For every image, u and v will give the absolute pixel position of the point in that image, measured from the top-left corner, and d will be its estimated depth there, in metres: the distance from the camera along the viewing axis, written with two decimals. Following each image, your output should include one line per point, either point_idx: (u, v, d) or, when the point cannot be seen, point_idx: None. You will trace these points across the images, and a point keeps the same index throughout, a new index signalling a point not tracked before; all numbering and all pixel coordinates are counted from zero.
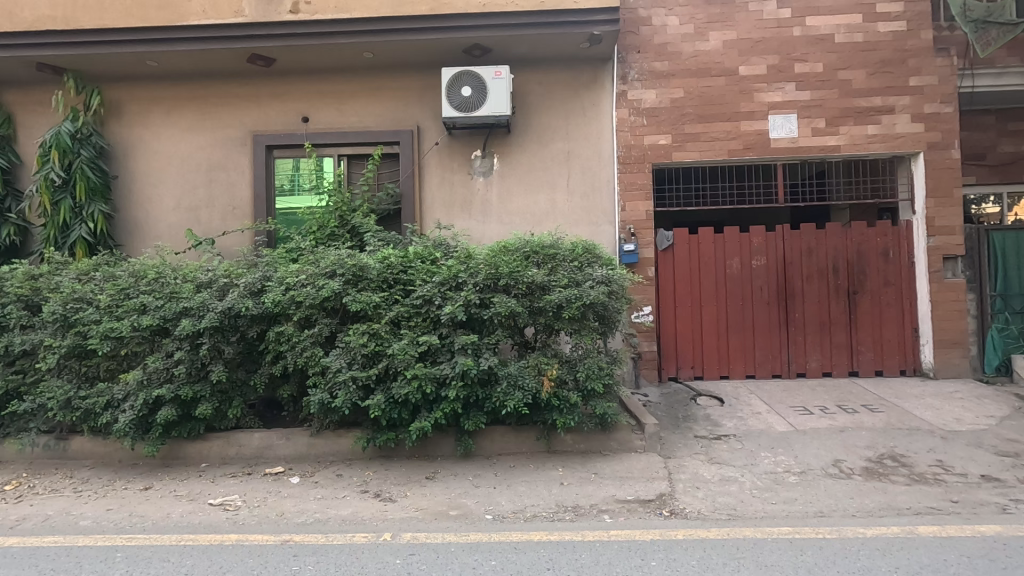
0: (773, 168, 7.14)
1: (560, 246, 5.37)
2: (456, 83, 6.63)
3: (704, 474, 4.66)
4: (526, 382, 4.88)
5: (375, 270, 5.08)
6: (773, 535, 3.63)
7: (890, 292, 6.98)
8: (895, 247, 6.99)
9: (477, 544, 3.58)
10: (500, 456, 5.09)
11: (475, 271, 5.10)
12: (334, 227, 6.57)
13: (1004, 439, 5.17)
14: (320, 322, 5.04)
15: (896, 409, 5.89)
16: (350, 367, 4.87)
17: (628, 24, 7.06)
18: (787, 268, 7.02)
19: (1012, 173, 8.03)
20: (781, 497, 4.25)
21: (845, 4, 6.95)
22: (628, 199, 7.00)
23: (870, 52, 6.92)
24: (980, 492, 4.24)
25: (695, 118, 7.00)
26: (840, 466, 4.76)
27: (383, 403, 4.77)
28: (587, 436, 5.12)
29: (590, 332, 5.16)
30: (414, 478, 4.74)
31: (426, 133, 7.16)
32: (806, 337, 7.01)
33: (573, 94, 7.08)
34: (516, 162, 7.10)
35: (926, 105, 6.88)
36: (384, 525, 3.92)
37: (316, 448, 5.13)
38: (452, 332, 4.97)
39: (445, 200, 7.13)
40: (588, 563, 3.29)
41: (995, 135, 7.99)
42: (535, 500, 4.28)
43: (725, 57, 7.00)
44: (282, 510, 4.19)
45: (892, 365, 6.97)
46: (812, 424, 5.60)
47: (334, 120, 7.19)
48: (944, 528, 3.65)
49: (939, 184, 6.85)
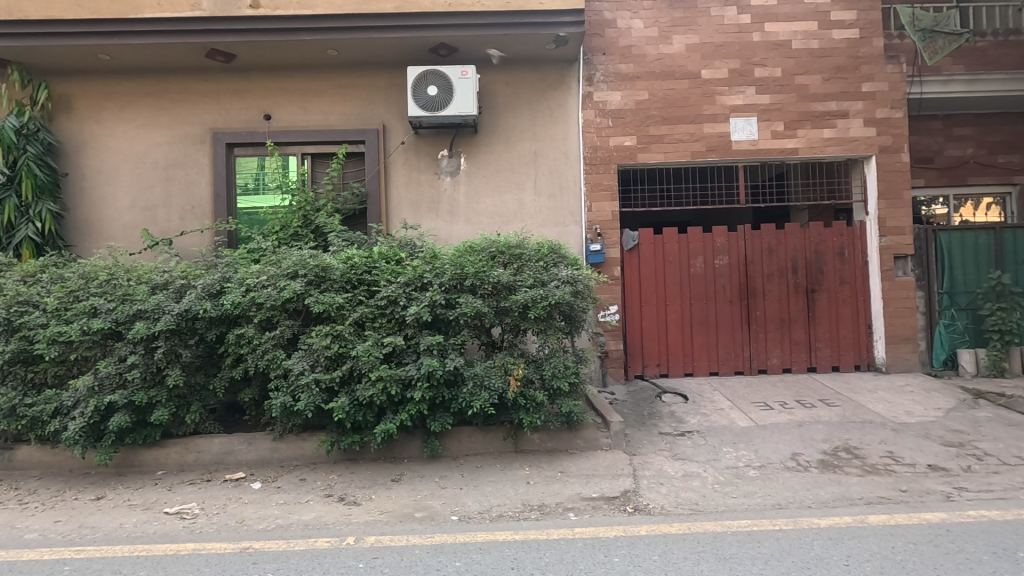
0: (735, 170, 7.32)
1: (526, 246, 5.39)
2: (422, 82, 6.59)
3: (668, 470, 4.75)
4: (493, 382, 4.87)
5: (338, 271, 5.01)
6: (732, 528, 3.72)
7: (845, 291, 7.23)
8: (850, 246, 7.24)
9: (441, 546, 3.56)
10: (467, 456, 5.08)
11: (441, 271, 5.07)
12: (297, 228, 6.46)
13: (951, 430, 5.41)
14: (282, 325, 4.95)
15: (851, 403, 6.11)
16: (314, 369, 4.80)
17: (594, 26, 7.14)
18: (748, 267, 7.20)
19: (958, 176, 8.40)
20: (741, 491, 4.36)
21: (802, 12, 7.17)
22: (595, 199, 7.07)
23: (825, 58, 7.15)
24: (927, 481, 4.44)
25: (660, 120, 7.12)
26: (797, 459, 4.91)
27: (347, 405, 4.71)
28: (553, 435, 5.15)
29: (557, 331, 5.18)
30: (380, 480, 4.70)
31: (392, 133, 7.09)
32: (767, 335, 7.20)
33: (540, 95, 7.12)
34: (483, 162, 7.10)
35: (878, 111, 7.15)
36: (347, 529, 3.87)
37: (279, 453, 5.02)
38: (418, 332, 4.93)
39: (412, 200, 7.07)
40: (551, 561, 3.31)
41: (942, 139, 8.36)
42: (502, 500, 4.29)
43: (688, 60, 7.14)
44: (242, 517, 4.09)
45: (848, 360, 7.22)
46: (772, 419, 5.76)
47: (298, 118, 7.05)
48: (893, 517, 3.81)
49: (891, 186, 7.13)
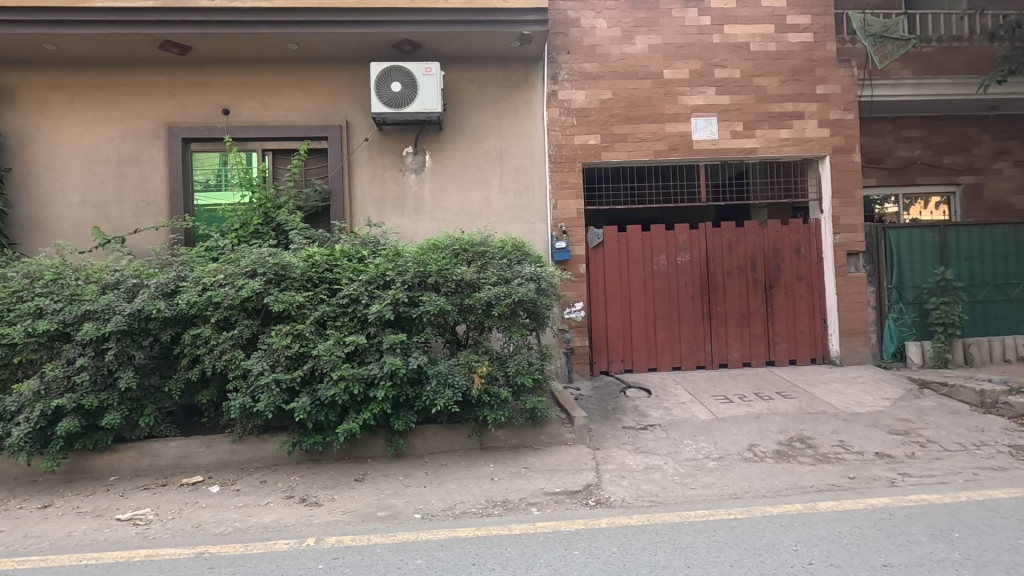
0: (696, 169, 7.47)
1: (489, 244, 5.39)
2: (385, 78, 6.52)
3: (630, 464, 4.84)
4: (456, 380, 4.87)
5: (299, 269, 4.94)
6: (690, 518, 3.82)
7: (802, 287, 7.47)
8: (806, 243, 7.48)
9: (404, 544, 3.56)
10: (432, 454, 5.07)
11: (403, 269, 5.04)
12: (257, 225, 6.34)
13: (897, 419, 5.66)
14: (240, 325, 4.85)
15: (806, 395, 6.34)
16: (274, 369, 4.73)
17: (558, 25, 7.18)
18: (709, 264, 7.38)
19: (907, 175, 8.76)
20: (700, 482, 4.47)
21: (760, 15, 7.37)
22: (560, 197, 7.13)
23: (782, 60, 7.36)
24: (874, 468, 4.64)
25: (623, 119, 7.22)
26: (754, 450, 5.06)
27: (309, 405, 4.66)
28: (518, 431, 5.18)
29: (521, 328, 5.20)
30: (342, 480, 4.65)
31: (355, 129, 7.00)
32: (728, 330, 7.39)
33: (505, 93, 7.13)
34: (448, 159, 7.07)
35: (831, 113, 7.40)
36: (308, 530, 3.83)
37: (238, 455, 4.92)
38: (381, 331, 4.90)
39: (377, 197, 7.00)
40: (512, 556, 3.33)
41: (891, 141, 8.71)
42: (465, 496, 4.30)
43: (651, 61, 7.26)
44: (198, 521, 4.00)
45: (805, 354, 7.46)
46: (731, 411, 5.93)
47: (258, 114, 6.89)
48: (841, 503, 3.97)
49: (844, 185, 7.40)
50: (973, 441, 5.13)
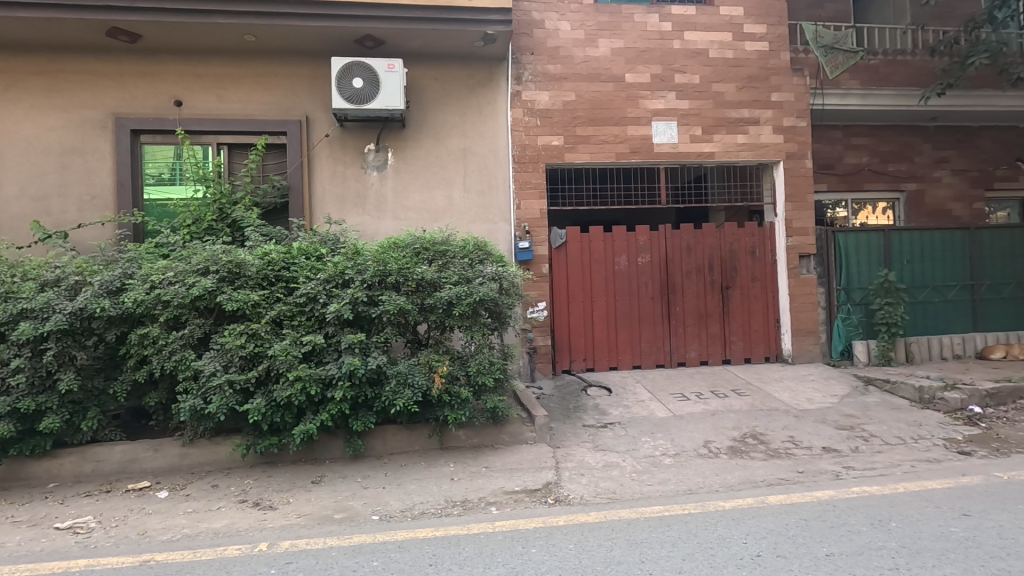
0: (657, 171, 7.63)
1: (451, 243, 5.36)
2: (347, 73, 6.42)
3: (589, 461, 4.90)
4: (417, 379, 4.83)
5: (254, 267, 4.81)
6: (646, 514, 3.89)
7: (756, 287, 7.70)
8: (760, 246, 7.72)
9: (359, 546, 3.51)
10: (392, 455, 5.02)
11: (363, 267, 4.97)
12: (210, 221, 6.14)
13: (844, 415, 5.91)
14: (191, 324, 4.69)
15: (759, 392, 6.55)
16: (227, 370, 4.60)
17: (522, 26, 7.21)
18: (669, 264, 7.53)
19: (856, 182, 9.15)
20: (656, 478, 4.56)
21: (718, 23, 7.56)
22: (523, 197, 7.16)
23: (739, 68, 7.58)
24: (821, 462, 4.84)
25: (586, 121, 7.29)
26: (709, 446, 5.20)
27: (264, 407, 4.56)
28: (479, 431, 5.18)
29: (483, 327, 5.19)
30: (299, 483, 4.55)
31: (316, 125, 6.86)
32: (686, 329, 7.56)
33: (469, 91, 7.12)
34: (411, 157, 7.01)
35: (785, 119, 7.66)
36: (260, 535, 3.73)
37: (189, 459, 4.76)
38: (339, 330, 4.82)
39: (338, 194, 6.88)
40: (470, 556, 3.33)
41: (841, 148, 9.09)
42: (425, 497, 4.27)
43: (613, 64, 7.36)
44: (144, 529, 3.85)
45: (759, 352, 7.71)
46: (688, 409, 6.08)
47: (213, 106, 6.67)
48: (789, 496, 4.13)
49: (796, 190, 7.67)
50: (912, 434, 5.41)
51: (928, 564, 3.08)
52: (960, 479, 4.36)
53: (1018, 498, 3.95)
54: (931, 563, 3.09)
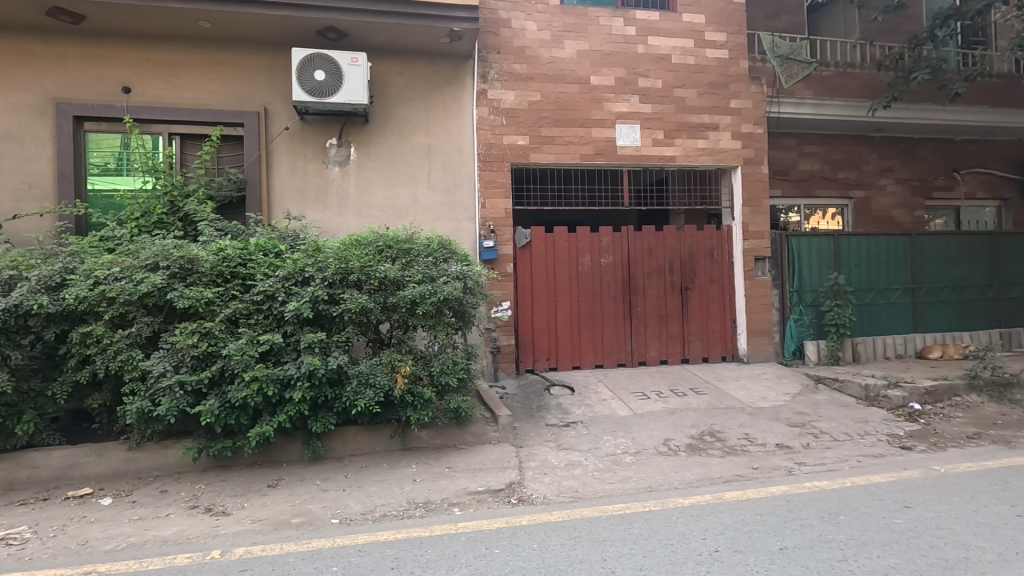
0: (620, 173, 7.73)
1: (415, 241, 5.28)
2: (309, 65, 6.25)
3: (553, 461, 4.92)
4: (378, 379, 4.75)
5: (207, 263, 4.63)
6: (607, 512, 3.94)
7: (714, 288, 7.91)
8: (718, 248, 7.93)
9: (318, 551, 3.41)
10: (352, 457, 4.92)
11: (323, 265, 4.84)
12: (161, 214, 5.87)
13: (795, 412, 6.14)
14: (138, 322, 4.48)
15: (717, 391, 6.72)
16: (177, 370, 4.40)
17: (488, 24, 7.18)
18: (631, 265, 7.65)
19: (808, 188, 9.51)
20: (618, 476, 4.63)
21: (681, 29, 7.73)
22: (488, 196, 7.13)
23: (700, 74, 7.76)
24: (774, 458, 5.01)
25: (552, 121, 7.33)
26: (669, 444, 5.31)
27: (217, 408, 4.39)
28: (442, 432, 5.13)
29: (447, 327, 5.14)
30: (254, 487, 4.40)
31: (275, 117, 6.65)
32: (647, 329, 7.70)
33: (434, 88, 7.04)
34: (374, 153, 6.88)
35: (743, 126, 7.89)
36: (213, 542, 3.58)
37: (135, 464, 4.54)
38: (298, 329, 4.69)
39: (297, 189, 6.69)
40: (433, 558, 3.29)
41: (795, 154, 9.43)
42: (386, 499, 4.20)
43: (579, 66, 7.42)
44: (85, 538, 3.64)
45: (716, 352, 7.92)
46: (649, 407, 6.20)
47: (164, 94, 6.38)
48: (745, 491, 4.25)
49: (753, 194, 7.91)
50: (858, 430, 5.66)
51: (873, 555, 3.22)
52: (902, 473, 4.59)
53: (954, 489, 4.18)
54: (875, 553, 3.23)
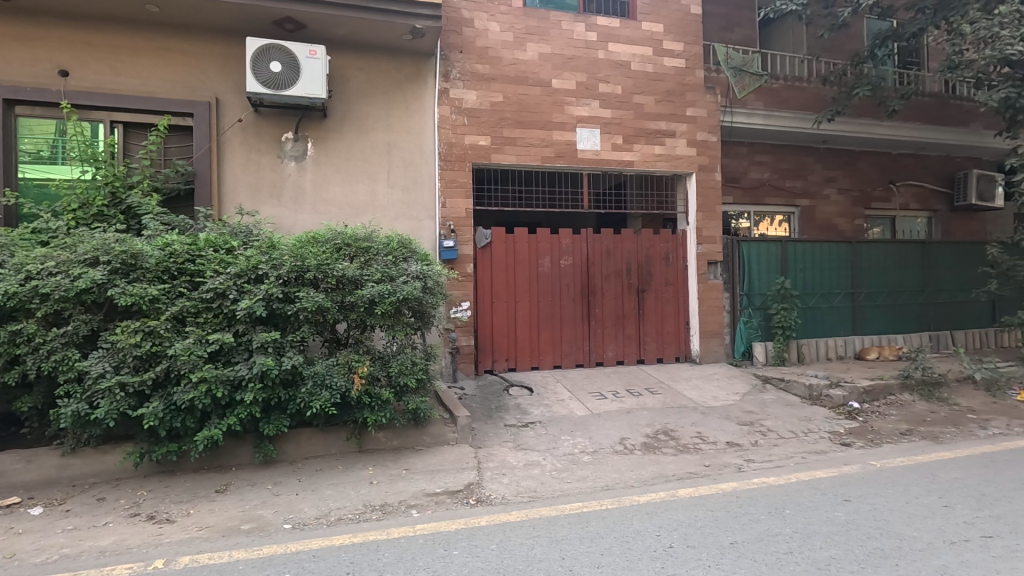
0: (580, 177, 7.83)
1: (374, 239, 5.20)
2: (264, 55, 6.04)
3: (511, 461, 4.93)
4: (335, 380, 4.65)
5: (153, 258, 4.41)
6: (565, 511, 3.98)
7: (669, 291, 8.12)
8: (674, 252, 8.15)
9: (270, 558, 3.30)
10: (306, 460, 4.80)
11: (278, 262, 4.69)
12: (101, 206, 5.55)
13: (744, 411, 6.37)
14: (75, 320, 4.23)
15: (671, 391, 6.90)
16: (118, 371, 4.18)
17: (451, 23, 7.14)
18: (589, 267, 7.76)
19: (758, 195, 9.89)
20: (575, 475, 4.68)
21: (640, 37, 7.90)
22: (449, 196, 7.08)
23: (658, 82, 7.95)
24: (725, 456, 5.18)
25: (514, 123, 7.35)
26: (625, 442, 5.42)
27: (161, 411, 4.19)
28: (400, 433, 5.07)
29: (406, 327, 5.06)
30: (201, 493, 4.22)
31: (227, 108, 6.41)
32: (604, 330, 7.83)
33: (395, 85, 6.95)
34: (333, 148, 6.72)
35: (699, 134, 8.13)
36: (155, 551, 3.41)
37: (70, 470, 4.28)
38: (251, 329, 4.53)
39: (251, 184, 6.47)
40: (390, 561, 3.24)
41: (746, 163, 9.79)
42: (342, 502, 4.11)
43: (541, 69, 7.48)
44: (12, 551, 3.40)
45: (670, 353, 8.12)
46: (605, 407, 6.31)
47: (106, 79, 6.04)
48: (697, 488, 4.38)
49: (706, 200, 8.16)
50: (802, 428, 5.93)
51: (816, 547, 3.37)
52: (842, 468, 4.83)
53: (888, 483, 4.44)
54: (818, 545, 3.40)
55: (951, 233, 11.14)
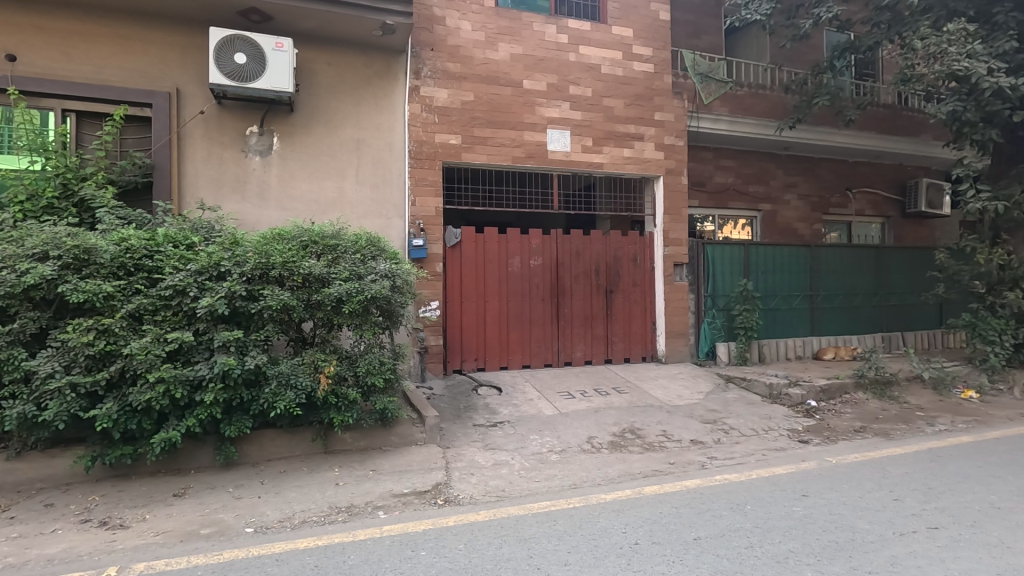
0: (550, 178, 7.88)
1: (342, 237, 5.11)
2: (228, 46, 5.87)
3: (479, 461, 4.93)
4: (300, 380, 4.55)
5: (107, 254, 4.23)
6: (533, 510, 4.00)
7: (637, 292, 8.24)
8: (641, 253, 8.27)
9: (230, 563, 3.21)
10: (269, 462, 4.69)
11: (241, 259, 4.57)
12: (51, 198, 5.29)
13: (708, 410, 6.53)
14: (21, 317, 4.03)
15: (637, 390, 7.01)
16: (68, 371, 4.00)
17: (422, 20, 7.09)
18: (558, 267, 7.81)
19: (723, 200, 10.13)
20: (543, 474, 4.71)
21: (610, 41, 8.00)
22: (418, 194, 7.02)
23: (627, 86, 8.07)
24: (689, 454, 5.30)
25: (484, 122, 7.34)
26: (592, 441, 5.48)
27: (115, 413, 4.03)
28: (367, 433, 5.01)
29: (374, 326, 4.98)
30: (157, 497, 4.07)
31: (188, 99, 6.20)
32: (573, 331, 7.90)
33: (364, 81, 6.86)
34: (299, 144, 6.59)
35: (666, 138, 8.28)
36: (108, 558, 3.28)
37: (15, 476, 4.08)
38: (212, 327, 4.39)
39: (213, 178, 6.29)
40: (356, 564, 3.19)
41: (711, 167, 10.03)
42: (306, 505, 4.03)
43: (512, 69, 7.49)
44: None
45: (637, 353, 8.25)
46: (573, 406, 6.36)
47: (57, 66, 5.76)
48: (662, 486, 4.47)
49: (674, 203, 8.31)
50: (762, 426, 6.11)
51: (775, 540, 3.48)
52: (800, 465, 4.99)
53: (843, 478, 4.62)
54: (777, 539, 3.51)
55: (902, 239, 11.65)
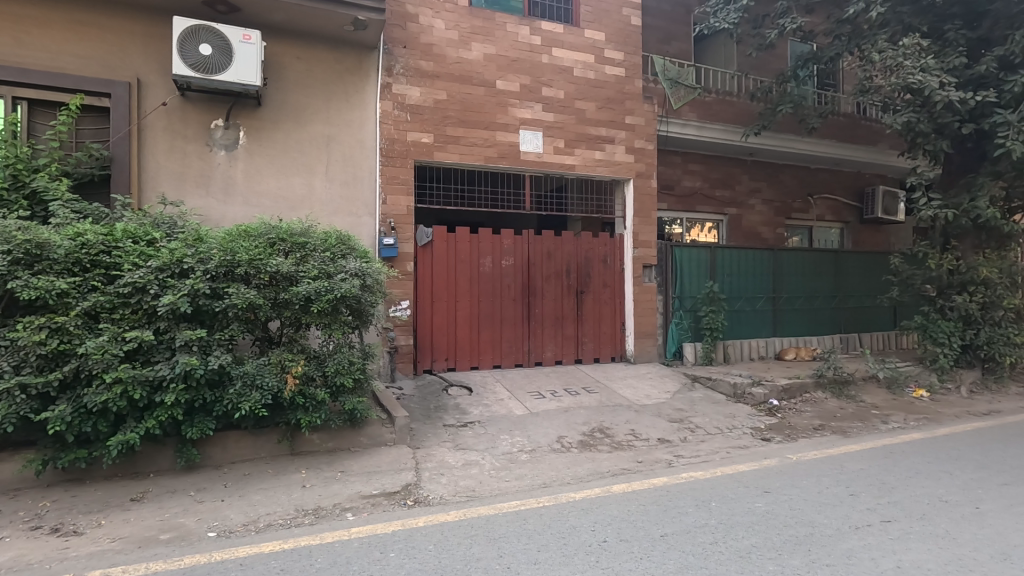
0: (522, 178, 7.90)
1: (311, 235, 5.01)
2: (192, 36, 5.70)
3: (450, 461, 4.91)
4: (266, 381, 4.46)
5: (61, 249, 4.06)
6: (503, 509, 4.01)
7: (607, 292, 8.34)
8: (611, 255, 8.37)
9: (191, 569, 3.12)
10: (233, 464, 4.58)
11: (205, 256, 4.44)
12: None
13: (675, 409, 6.65)
14: None
15: (606, 390, 7.10)
16: (17, 372, 3.83)
17: (395, 17, 7.03)
18: (530, 268, 7.84)
19: (690, 203, 10.34)
20: (513, 474, 4.72)
21: (583, 44, 8.08)
22: (389, 192, 6.95)
23: (599, 89, 8.16)
24: (656, 452, 5.39)
25: (457, 122, 7.32)
26: (562, 440, 5.52)
27: (69, 415, 3.88)
28: (335, 434, 4.93)
29: (343, 326, 4.90)
30: (114, 502, 3.92)
31: (149, 90, 6.00)
32: (544, 330, 7.94)
33: (335, 76, 6.75)
34: (267, 138, 6.44)
35: (636, 141, 8.41)
36: (61, 566, 3.15)
37: None
38: (173, 326, 4.26)
39: (175, 172, 6.10)
40: (324, 566, 3.15)
41: (680, 171, 10.23)
42: (272, 507, 3.95)
43: (485, 69, 7.49)
44: None
45: (606, 353, 8.34)
46: (544, 406, 6.39)
47: (8, 51, 5.50)
48: (630, 484, 4.53)
49: (643, 206, 8.44)
50: (727, 425, 6.26)
51: (738, 536, 3.58)
52: (763, 462, 5.14)
53: (803, 474, 4.77)
54: (740, 534, 3.60)
55: (860, 243, 12.11)
